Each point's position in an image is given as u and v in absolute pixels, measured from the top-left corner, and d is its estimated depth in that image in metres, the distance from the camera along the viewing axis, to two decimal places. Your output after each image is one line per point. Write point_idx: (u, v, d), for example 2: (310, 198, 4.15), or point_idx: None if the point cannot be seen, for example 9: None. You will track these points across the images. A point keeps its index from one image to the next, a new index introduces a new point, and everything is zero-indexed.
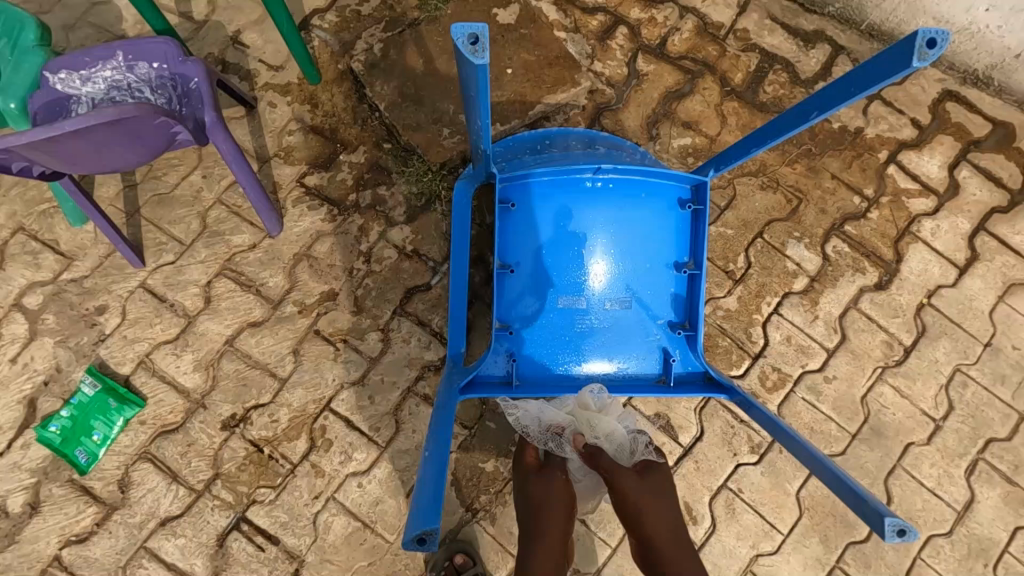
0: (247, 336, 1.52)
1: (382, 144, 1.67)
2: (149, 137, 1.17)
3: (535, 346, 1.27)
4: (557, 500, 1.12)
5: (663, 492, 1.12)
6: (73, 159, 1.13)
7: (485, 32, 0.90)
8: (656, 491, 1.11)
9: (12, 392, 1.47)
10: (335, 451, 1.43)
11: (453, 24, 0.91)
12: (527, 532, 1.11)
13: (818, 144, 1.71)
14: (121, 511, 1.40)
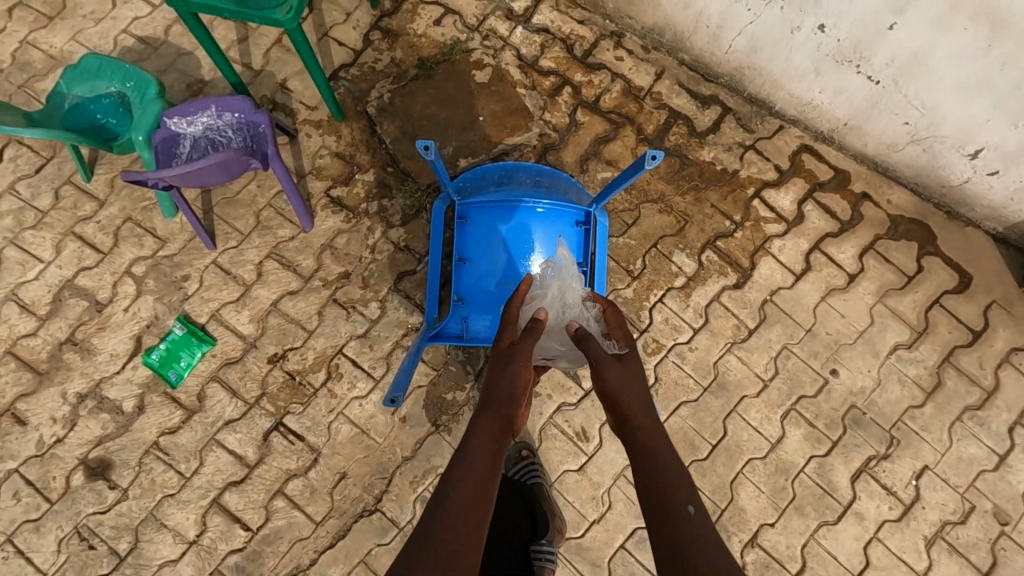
0: (287, 300, 2.17)
1: (386, 168, 2.32)
2: (236, 167, 1.85)
3: (480, 314, 1.90)
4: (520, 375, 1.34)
5: (632, 389, 1.31)
6: (189, 180, 1.81)
7: (433, 145, 1.52)
8: (623, 380, 1.32)
9: (124, 330, 2.12)
10: (345, 381, 2.09)
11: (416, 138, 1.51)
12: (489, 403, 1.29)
13: (703, 181, 2.35)
14: (199, 414, 2.05)
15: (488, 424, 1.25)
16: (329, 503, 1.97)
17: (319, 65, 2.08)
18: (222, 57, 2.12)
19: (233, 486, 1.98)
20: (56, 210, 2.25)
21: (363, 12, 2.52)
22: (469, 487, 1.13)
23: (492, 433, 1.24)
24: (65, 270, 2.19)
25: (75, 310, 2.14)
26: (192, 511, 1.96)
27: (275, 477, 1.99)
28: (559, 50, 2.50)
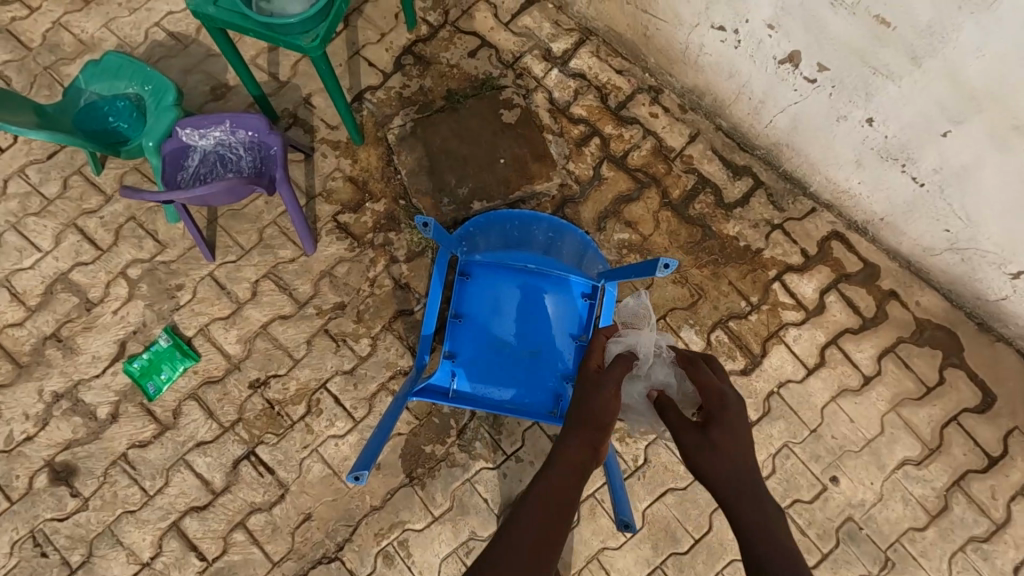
0: (277, 324, 2.11)
1: (398, 200, 2.25)
2: (240, 191, 1.79)
3: (469, 372, 1.81)
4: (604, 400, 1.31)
5: (730, 446, 1.17)
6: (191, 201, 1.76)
7: (431, 221, 1.55)
8: (723, 439, 1.19)
9: (110, 333, 2.08)
10: (324, 418, 2.02)
11: (414, 216, 1.50)
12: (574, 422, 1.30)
13: (724, 255, 2.25)
14: (172, 431, 1.99)
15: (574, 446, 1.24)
16: (288, 544, 1.91)
17: (343, 93, 2.01)
18: (246, 70, 2.07)
19: (195, 511, 1.92)
20: (62, 200, 2.22)
21: (398, 35, 2.46)
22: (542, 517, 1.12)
23: (565, 474, 1.20)
24: (61, 262, 2.15)
25: (64, 305, 2.10)
26: (149, 532, 1.90)
27: (238, 508, 1.93)
28: (593, 98, 2.41)
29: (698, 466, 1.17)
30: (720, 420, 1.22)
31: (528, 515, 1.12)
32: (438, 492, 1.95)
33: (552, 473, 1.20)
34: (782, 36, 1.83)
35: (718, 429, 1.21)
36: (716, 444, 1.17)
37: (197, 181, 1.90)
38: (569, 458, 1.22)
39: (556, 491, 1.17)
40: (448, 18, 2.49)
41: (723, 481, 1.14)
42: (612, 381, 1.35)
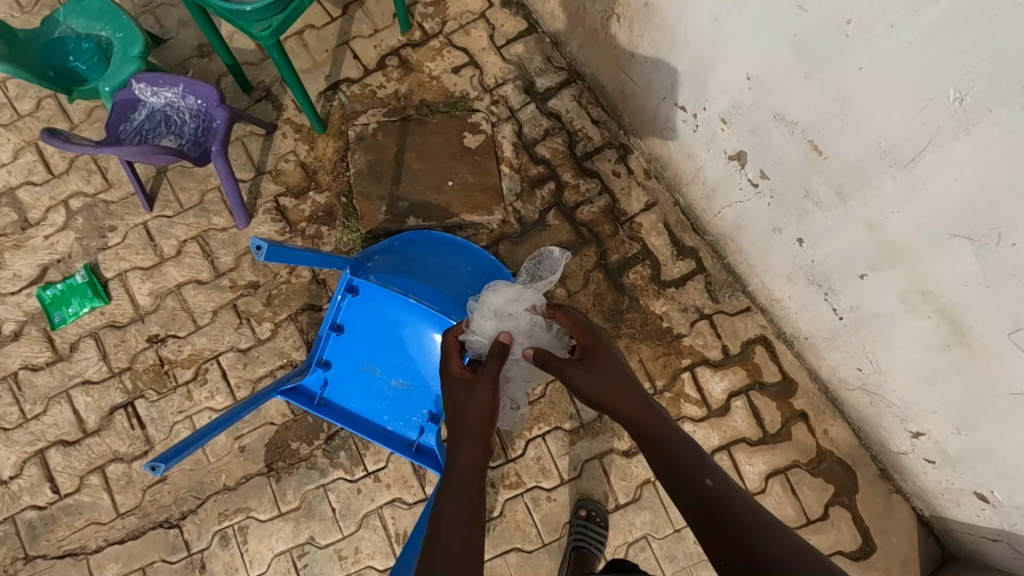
0: (191, 288, 2.16)
1: (340, 196, 2.27)
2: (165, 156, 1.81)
3: (339, 385, 1.83)
4: (485, 384, 1.39)
5: (610, 370, 1.40)
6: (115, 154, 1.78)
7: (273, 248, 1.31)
8: (599, 369, 1.39)
9: (36, 256, 2.16)
10: (206, 388, 2.06)
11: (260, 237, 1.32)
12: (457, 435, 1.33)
13: (642, 332, 2.20)
14: (64, 364, 2.07)
15: (466, 453, 1.28)
16: (137, 500, 1.96)
17: (299, 84, 2.03)
18: (219, 40, 2.11)
19: (62, 445, 2.00)
20: (30, 117, 2.30)
21: (390, 34, 2.47)
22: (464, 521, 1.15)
23: (473, 484, 1.24)
24: (12, 177, 2.24)
25: (4, 219, 2.20)
26: (15, 452, 1.99)
27: (101, 453, 1.99)
28: (561, 141, 2.37)
29: (598, 394, 1.36)
30: (596, 352, 1.44)
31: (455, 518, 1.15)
32: (291, 490, 1.98)
33: (459, 467, 1.26)
34: (733, 133, 1.76)
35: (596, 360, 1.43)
36: (599, 369, 1.39)
37: (138, 135, 1.95)
38: (469, 460, 1.28)
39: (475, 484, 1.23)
40: (443, 29, 2.49)
41: (629, 401, 1.34)
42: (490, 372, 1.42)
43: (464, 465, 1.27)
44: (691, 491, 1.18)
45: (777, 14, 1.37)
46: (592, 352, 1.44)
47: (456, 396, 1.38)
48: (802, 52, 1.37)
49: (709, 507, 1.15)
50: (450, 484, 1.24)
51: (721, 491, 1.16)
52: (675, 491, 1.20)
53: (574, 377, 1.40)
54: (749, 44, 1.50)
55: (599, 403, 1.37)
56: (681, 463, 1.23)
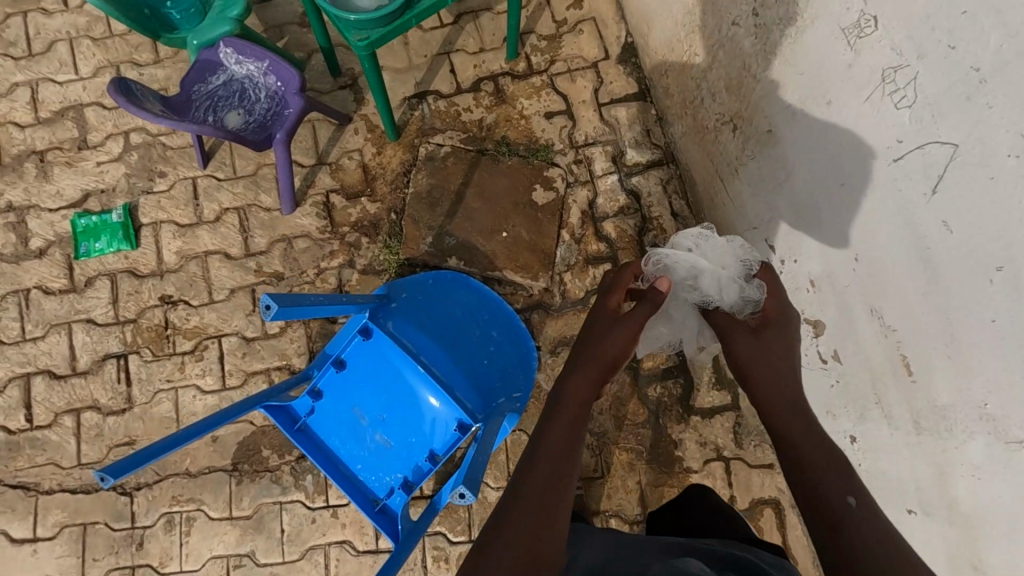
0: (217, 259, 2.10)
1: (390, 211, 2.17)
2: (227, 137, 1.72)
3: (324, 416, 1.71)
4: (621, 327, 1.22)
5: (778, 355, 1.18)
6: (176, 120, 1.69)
7: (282, 306, 1.19)
8: (764, 352, 1.19)
9: (82, 180, 2.14)
10: (200, 365, 2.01)
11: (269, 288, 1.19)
12: (574, 359, 1.23)
13: (651, 452, 2.04)
14: (75, 297, 2.04)
15: (570, 384, 1.19)
16: (100, 455, 1.93)
17: (385, 92, 1.91)
18: (318, 21, 2.01)
19: (48, 376, 1.98)
20: (120, 39, 2.26)
21: (494, 58, 2.33)
22: (556, 467, 1.07)
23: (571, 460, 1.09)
24: (85, 94, 2.21)
25: (64, 133, 2.18)
26: (5, 369, 1.99)
27: (81, 398, 1.97)
28: (632, 224, 2.20)
29: (757, 378, 1.16)
30: (776, 329, 1.23)
31: (543, 461, 1.07)
32: (248, 496, 1.92)
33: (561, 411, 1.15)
34: (816, 299, 1.57)
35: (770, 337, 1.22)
36: (766, 353, 1.19)
37: (209, 101, 1.88)
38: (570, 391, 1.18)
39: (572, 427, 1.13)
40: (549, 68, 2.34)
41: (788, 406, 1.12)
42: (637, 322, 1.23)
43: (563, 411, 1.15)
44: (821, 501, 0.99)
45: (906, 213, 1.18)
46: (773, 329, 1.23)
47: (593, 329, 1.26)
48: (925, 267, 1.18)
49: (846, 540, 0.93)
50: (551, 429, 1.13)
51: (869, 513, 0.95)
52: (813, 510, 0.99)
53: (735, 345, 1.24)
54: (867, 225, 1.31)
55: (744, 374, 1.19)
56: (827, 468, 1.03)
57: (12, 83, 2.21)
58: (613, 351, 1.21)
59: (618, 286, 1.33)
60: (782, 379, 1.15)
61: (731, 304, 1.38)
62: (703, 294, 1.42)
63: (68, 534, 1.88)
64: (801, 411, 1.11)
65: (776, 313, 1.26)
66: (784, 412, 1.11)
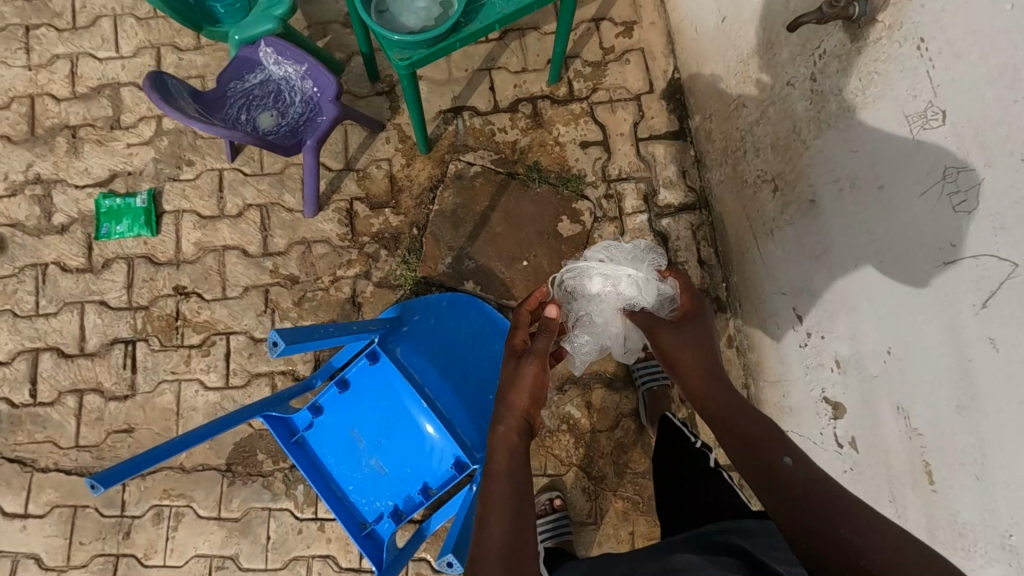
0: (234, 255, 2.09)
1: (412, 226, 2.14)
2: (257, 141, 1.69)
3: (322, 432, 1.70)
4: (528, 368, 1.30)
5: (704, 346, 1.33)
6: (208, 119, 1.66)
7: (287, 344, 1.16)
8: (690, 338, 1.34)
9: (111, 160, 2.13)
10: (205, 361, 2.01)
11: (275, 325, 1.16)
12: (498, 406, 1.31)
13: (647, 504, 1.99)
14: (91, 277, 2.05)
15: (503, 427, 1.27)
16: (98, 438, 1.94)
17: (421, 106, 1.88)
18: (362, 27, 1.98)
19: (57, 354, 1.99)
20: (165, 21, 2.25)
21: (536, 80, 2.28)
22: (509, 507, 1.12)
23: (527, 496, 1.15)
24: (123, 73, 2.21)
25: (98, 110, 2.17)
26: (16, 341, 2.00)
27: (86, 379, 1.97)
28: None
29: (682, 367, 1.32)
30: (692, 321, 1.38)
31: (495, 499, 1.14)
32: (238, 498, 1.91)
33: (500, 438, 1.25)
34: (840, 380, 1.51)
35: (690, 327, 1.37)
36: (693, 341, 1.33)
37: (244, 99, 1.85)
38: (503, 436, 1.26)
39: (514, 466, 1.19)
40: (591, 96, 2.28)
41: (729, 403, 1.24)
42: (539, 352, 1.32)
43: (498, 442, 1.25)
44: (772, 470, 1.08)
45: (946, 309, 1.13)
46: (690, 316, 1.39)
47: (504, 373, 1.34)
48: (959, 365, 1.12)
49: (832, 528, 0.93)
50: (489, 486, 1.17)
51: (804, 463, 1.07)
52: (787, 492, 1.03)
53: (664, 337, 1.36)
54: (903, 314, 1.25)
55: (673, 365, 1.34)
56: (763, 445, 1.14)
57: (52, 55, 2.21)
58: (533, 387, 1.28)
59: (522, 322, 1.45)
60: (699, 367, 1.30)
61: (653, 304, 1.46)
62: (626, 300, 1.46)
63: (58, 514, 1.88)
64: (734, 426, 1.20)
65: (692, 310, 1.40)
66: (733, 412, 1.22)
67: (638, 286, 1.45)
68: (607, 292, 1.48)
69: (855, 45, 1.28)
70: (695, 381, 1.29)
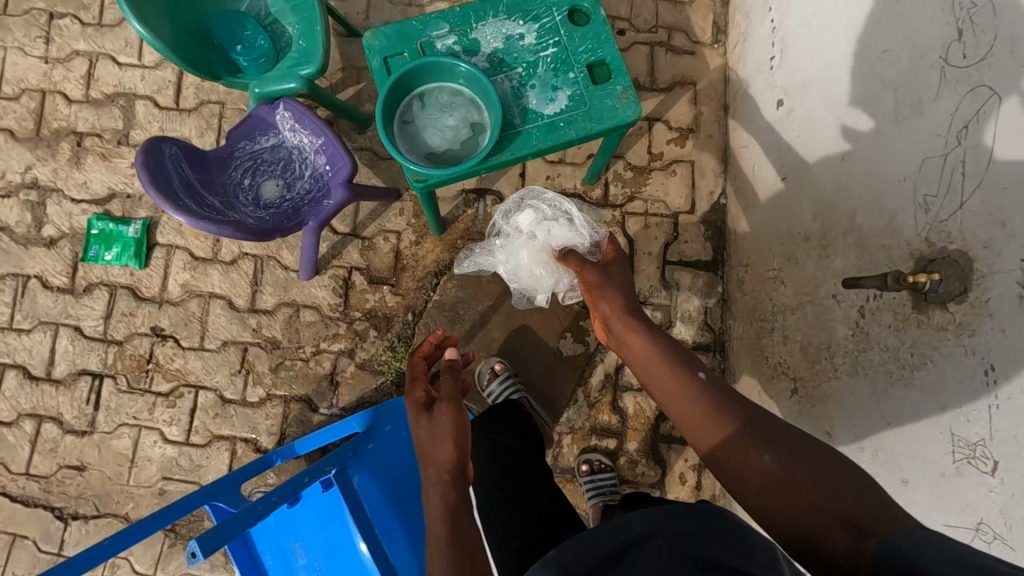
0: (218, 304, 1.99)
1: (408, 311, 2.02)
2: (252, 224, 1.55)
3: (262, 532, 1.62)
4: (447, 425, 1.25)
5: (622, 278, 1.42)
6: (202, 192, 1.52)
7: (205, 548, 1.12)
8: (613, 279, 1.41)
9: (112, 178, 2.03)
10: (169, 411, 1.94)
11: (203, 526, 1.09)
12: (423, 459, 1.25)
13: None
14: (70, 299, 1.97)
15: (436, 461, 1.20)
16: (48, 470, 1.89)
17: (433, 200, 1.71)
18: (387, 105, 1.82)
19: (22, 374, 1.93)
20: None
21: (571, 175, 2.11)
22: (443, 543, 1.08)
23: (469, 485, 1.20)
24: (141, 84, 2.07)
25: (109, 120, 2.05)
26: None
27: (46, 407, 1.92)
28: (653, 405, 2.02)
29: (603, 300, 1.36)
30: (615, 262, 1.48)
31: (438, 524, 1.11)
32: (175, 562, 1.87)
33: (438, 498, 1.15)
34: None
35: (614, 268, 1.46)
36: (610, 275, 1.42)
37: (251, 161, 1.72)
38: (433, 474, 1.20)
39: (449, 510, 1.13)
40: (625, 205, 2.12)
41: (637, 356, 1.23)
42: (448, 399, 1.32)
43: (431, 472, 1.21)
44: (686, 393, 1.11)
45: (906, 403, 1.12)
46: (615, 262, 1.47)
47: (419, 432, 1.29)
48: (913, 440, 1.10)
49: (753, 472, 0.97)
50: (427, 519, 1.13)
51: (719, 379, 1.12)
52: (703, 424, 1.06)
53: (590, 274, 1.43)
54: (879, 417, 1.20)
55: (595, 289, 1.40)
56: (680, 362, 1.16)
57: (72, 50, 2.08)
58: (452, 431, 1.25)
59: (419, 375, 1.45)
60: (620, 296, 1.36)
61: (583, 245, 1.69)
62: (560, 235, 1.70)
63: None
64: (641, 358, 1.22)
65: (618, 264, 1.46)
66: (641, 347, 1.23)
67: (567, 228, 1.70)
68: (543, 229, 1.73)
69: (915, 315, 1.11)
70: (614, 307, 1.33)
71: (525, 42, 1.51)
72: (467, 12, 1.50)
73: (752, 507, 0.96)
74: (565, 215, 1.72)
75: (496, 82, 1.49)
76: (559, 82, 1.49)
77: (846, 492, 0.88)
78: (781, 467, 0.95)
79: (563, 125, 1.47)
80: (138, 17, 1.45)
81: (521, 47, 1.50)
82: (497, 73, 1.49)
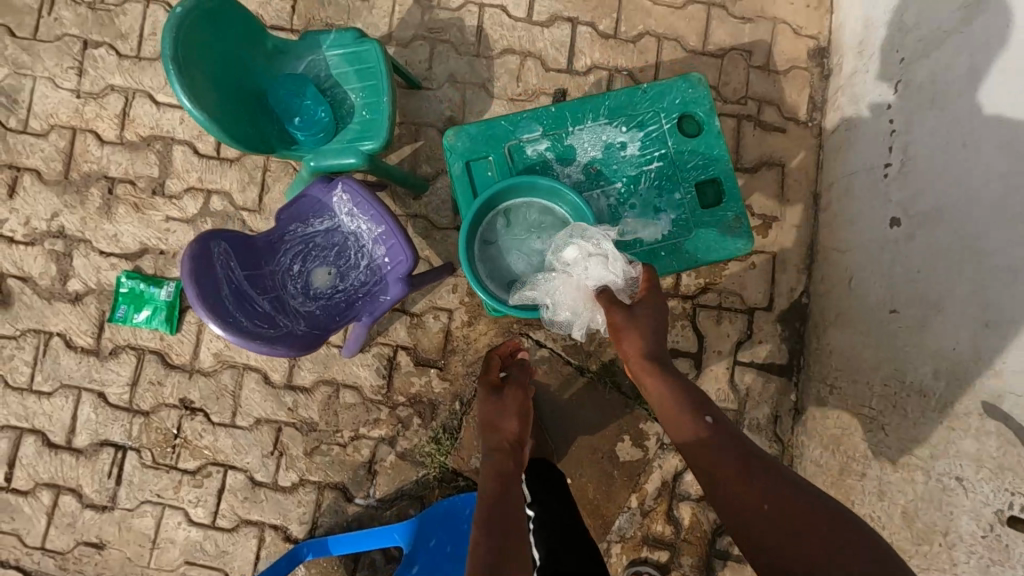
0: (253, 378, 1.85)
1: (455, 398, 1.87)
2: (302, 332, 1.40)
3: None
4: (515, 398, 1.46)
5: (655, 321, 1.16)
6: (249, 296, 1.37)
7: None
8: (650, 326, 1.15)
9: (144, 231, 1.86)
10: (196, 491, 1.81)
11: None
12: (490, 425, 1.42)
13: None
14: (95, 363, 1.83)
15: (505, 428, 1.40)
16: (66, 545, 1.78)
17: None
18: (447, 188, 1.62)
19: (41, 441, 1.80)
20: None
21: None
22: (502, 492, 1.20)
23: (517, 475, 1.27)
24: (180, 128, 1.89)
25: (143, 166, 1.88)
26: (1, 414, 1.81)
27: (66, 478, 1.79)
28: (711, 519, 1.87)
29: (625, 346, 1.15)
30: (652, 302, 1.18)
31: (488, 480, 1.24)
32: None
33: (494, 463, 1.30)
34: None
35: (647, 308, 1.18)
36: (637, 325, 1.14)
37: (302, 245, 1.55)
38: (504, 440, 1.37)
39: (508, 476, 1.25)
40: (697, 296, 1.95)
41: (650, 388, 1.14)
42: (514, 394, 1.48)
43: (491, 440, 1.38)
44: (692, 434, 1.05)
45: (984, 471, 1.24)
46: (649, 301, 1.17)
47: (488, 407, 1.45)
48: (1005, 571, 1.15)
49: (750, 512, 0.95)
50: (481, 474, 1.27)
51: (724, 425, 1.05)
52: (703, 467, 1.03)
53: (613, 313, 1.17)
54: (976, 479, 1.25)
55: (619, 330, 1.16)
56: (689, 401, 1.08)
57: (106, 84, 1.89)
58: (519, 410, 1.45)
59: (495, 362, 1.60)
60: (642, 339, 1.13)
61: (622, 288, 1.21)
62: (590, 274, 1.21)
63: None
64: (650, 387, 1.13)
65: (655, 302, 1.17)
66: (651, 379, 1.12)
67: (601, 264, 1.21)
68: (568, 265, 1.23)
69: None
70: (636, 353, 1.13)
71: (626, 152, 1.32)
72: (563, 114, 1.31)
73: (742, 529, 0.95)
74: (604, 241, 1.21)
75: (591, 197, 1.32)
76: (662, 202, 1.31)
77: (844, 549, 0.85)
78: (776, 515, 0.92)
79: (664, 253, 1.31)
80: (189, 93, 1.29)
81: (623, 158, 1.32)
82: (593, 187, 1.32)
